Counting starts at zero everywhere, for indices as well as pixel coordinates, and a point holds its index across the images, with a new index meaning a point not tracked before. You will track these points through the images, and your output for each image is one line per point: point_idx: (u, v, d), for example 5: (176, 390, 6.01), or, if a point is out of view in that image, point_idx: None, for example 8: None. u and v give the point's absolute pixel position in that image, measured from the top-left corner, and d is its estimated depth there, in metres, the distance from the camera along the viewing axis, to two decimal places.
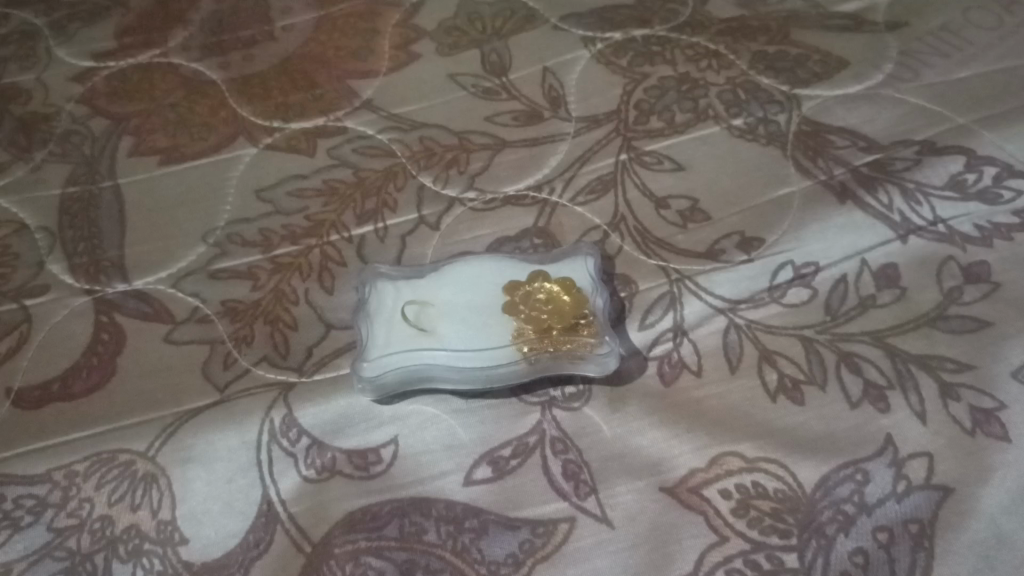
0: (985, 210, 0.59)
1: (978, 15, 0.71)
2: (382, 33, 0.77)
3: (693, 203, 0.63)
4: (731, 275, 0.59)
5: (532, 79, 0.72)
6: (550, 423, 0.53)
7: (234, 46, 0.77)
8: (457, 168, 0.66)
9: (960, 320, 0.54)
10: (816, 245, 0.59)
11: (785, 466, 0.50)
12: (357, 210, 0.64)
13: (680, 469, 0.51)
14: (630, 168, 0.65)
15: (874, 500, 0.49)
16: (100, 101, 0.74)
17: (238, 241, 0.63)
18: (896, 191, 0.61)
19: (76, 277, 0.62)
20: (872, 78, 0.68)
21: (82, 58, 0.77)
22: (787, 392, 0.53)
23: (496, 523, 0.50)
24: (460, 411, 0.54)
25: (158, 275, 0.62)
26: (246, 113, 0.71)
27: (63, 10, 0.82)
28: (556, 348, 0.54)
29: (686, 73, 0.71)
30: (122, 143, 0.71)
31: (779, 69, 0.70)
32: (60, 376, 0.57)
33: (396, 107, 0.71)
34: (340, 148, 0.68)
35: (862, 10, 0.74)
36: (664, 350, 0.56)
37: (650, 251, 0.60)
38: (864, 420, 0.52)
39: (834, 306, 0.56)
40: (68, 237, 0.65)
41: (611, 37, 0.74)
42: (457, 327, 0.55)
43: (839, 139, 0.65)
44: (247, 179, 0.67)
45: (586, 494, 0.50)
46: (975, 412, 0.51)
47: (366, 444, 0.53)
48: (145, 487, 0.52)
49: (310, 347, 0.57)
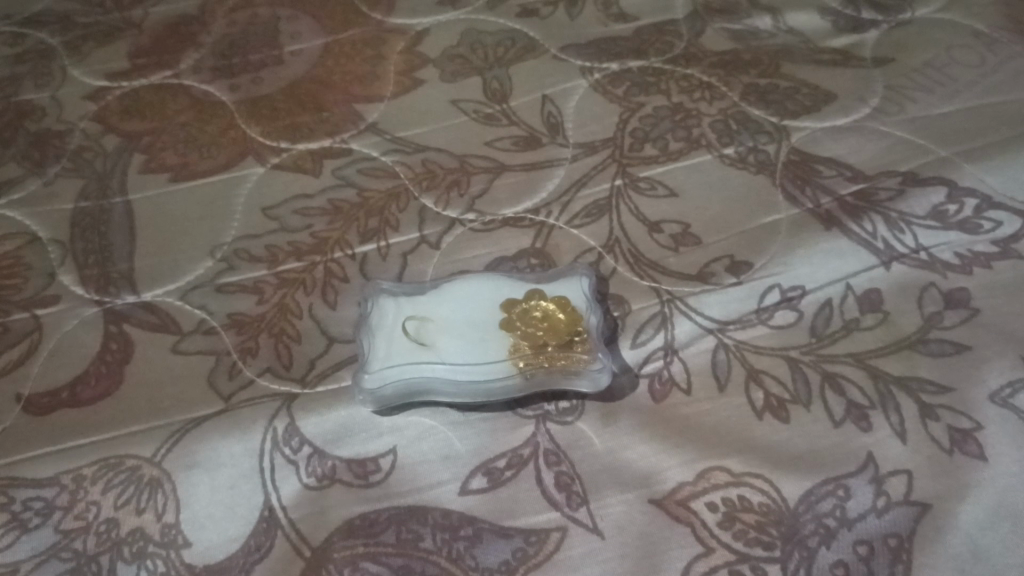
0: (965, 239, 0.62)
1: (962, 52, 0.74)
2: (388, 59, 0.80)
3: (685, 227, 0.65)
4: (720, 297, 0.61)
5: (532, 106, 0.75)
6: (544, 436, 0.55)
7: (245, 68, 0.79)
8: (458, 191, 0.69)
9: (940, 344, 0.57)
10: (803, 270, 0.61)
11: (770, 481, 0.52)
12: (360, 229, 0.66)
13: (669, 483, 0.53)
14: (625, 193, 0.67)
15: (855, 515, 0.51)
16: (112, 119, 0.76)
17: (244, 256, 0.66)
18: (880, 220, 0.63)
19: (86, 288, 0.64)
20: (859, 112, 0.71)
21: (96, 78, 0.79)
22: (773, 410, 0.55)
23: (491, 532, 0.52)
24: (457, 423, 0.56)
25: (166, 287, 0.64)
26: (254, 133, 0.74)
27: (77, 30, 0.84)
28: (550, 364, 0.56)
29: (680, 103, 0.73)
30: (133, 160, 0.73)
31: (770, 101, 0.72)
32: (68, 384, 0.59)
33: (400, 130, 0.74)
34: (344, 169, 0.71)
35: (850, 45, 0.77)
36: (654, 368, 0.58)
37: (643, 273, 0.63)
38: (846, 439, 0.54)
39: (819, 328, 0.58)
40: (79, 249, 0.67)
41: (609, 67, 0.77)
42: (456, 342, 0.57)
43: (826, 169, 0.67)
44: (254, 197, 0.69)
45: (577, 505, 0.52)
46: (953, 432, 0.53)
47: (365, 454, 0.55)
48: (151, 491, 0.54)
49: (312, 359, 0.59)
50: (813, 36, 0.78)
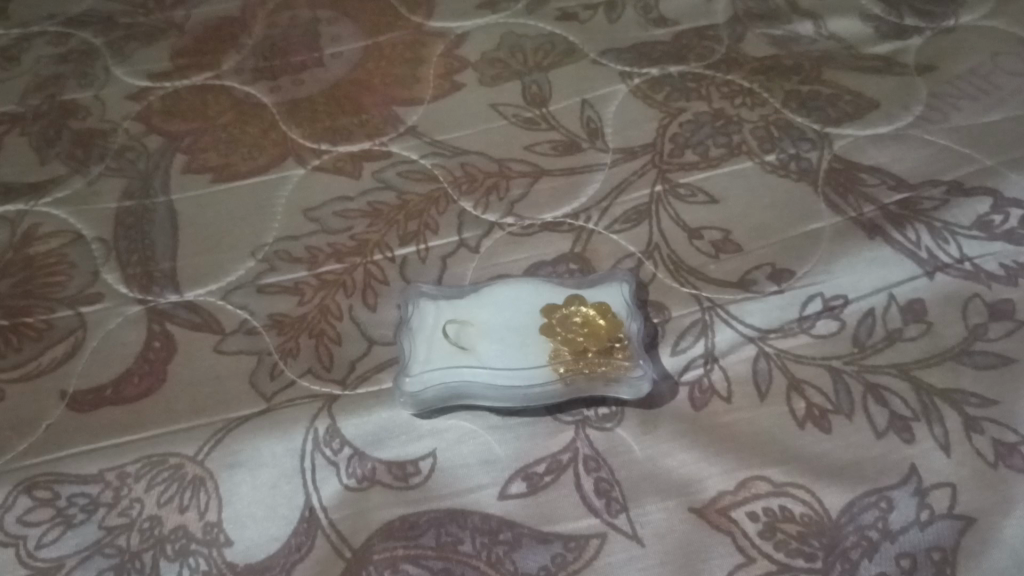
0: (1011, 250, 0.61)
1: (1007, 60, 0.73)
2: (427, 62, 0.80)
3: (726, 234, 0.65)
4: (761, 305, 0.60)
5: (571, 110, 0.74)
6: (583, 442, 0.55)
7: (286, 70, 0.80)
8: (497, 195, 0.69)
9: (984, 356, 0.56)
10: (845, 278, 0.61)
11: (812, 491, 0.52)
12: (400, 232, 0.67)
13: (708, 491, 0.53)
14: (665, 199, 0.67)
15: (898, 527, 0.50)
16: (155, 120, 0.77)
17: (285, 257, 0.66)
18: (924, 229, 0.63)
19: (130, 287, 0.65)
20: (902, 119, 0.70)
21: (139, 78, 0.80)
22: (815, 420, 0.55)
23: (530, 537, 0.52)
24: (497, 428, 0.56)
25: (208, 287, 0.65)
26: (295, 135, 0.74)
27: (120, 31, 0.85)
28: (590, 370, 0.56)
29: (720, 109, 0.73)
30: (175, 161, 0.74)
31: (812, 108, 0.72)
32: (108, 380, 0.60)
33: (439, 133, 0.74)
34: (384, 172, 0.71)
35: (893, 52, 0.76)
36: (695, 375, 0.58)
37: (683, 279, 0.62)
38: (889, 450, 0.53)
39: (861, 338, 0.58)
40: (122, 248, 0.67)
41: (649, 73, 0.76)
42: (496, 346, 0.58)
43: (869, 177, 0.66)
44: (295, 198, 0.70)
45: (617, 512, 0.52)
46: (998, 445, 0.53)
47: (404, 457, 0.55)
48: (193, 489, 0.55)
49: (353, 360, 0.60)
50: (855, 42, 0.78)
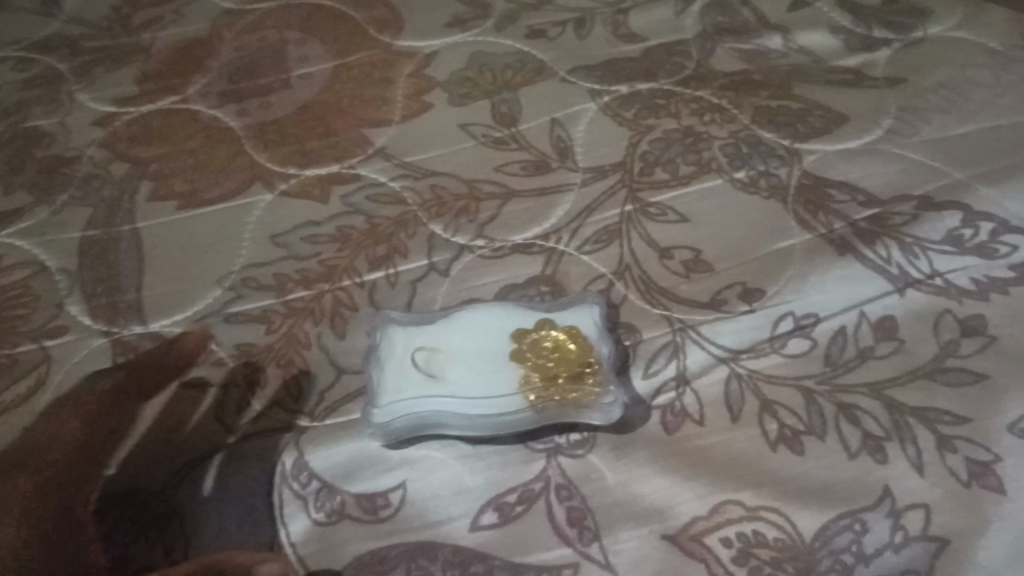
0: (982, 264, 0.61)
1: (976, 71, 0.73)
2: (396, 82, 0.79)
3: (697, 253, 0.64)
4: (732, 325, 0.60)
5: (541, 130, 0.74)
6: (555, 470, 0.54)
7: (253, 93, 0.79)
8: (467, 217, 0.68)
9: (956, 373, 0.56)
10: (817, 296, 0.61)
11: (785, 515, 0.51)
12: (369, 257, 0.66)
13: (682, 517, 0.52)
14: (636, 219, 0.67)
15: (872, 550, 0.50)
16: (121, 146, 0.76)
17: (252, 285, 0.65)
18: (895, 245, 0.63)
19: (95, 319, 0.64)
20: (872, 134, 0.70)
21: (104, 103, 0.79)
22: (787, 442, 0.54)
23: (502, 568, 0.51)
24: (467, 457, 0.55)
25: (174, 317, 0.64)
26: (262, 159, 0.74)
27: (85, 55, 0.84)
28: (562, 397, 0.55)
29: (690, 126, 0.72)
30: (142, 188, 0.73)
31: (782, 123, 0.72)
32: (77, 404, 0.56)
33: (408, 154, 0.73)
34: (353, 196, 0.70)
35: (862, 65, 0.76)
36: (667, 399, 0.57)
37: (654, 300, 0.62)
38: (862, 472, 0.53)
39: (833, 357, 0.58)
40: (87, 279, 0.66)
41: (618, 90, 0.76)
42: (466, 374, 0.57)
43: (839, 193, 0.66)
44: (262, 224, 0.69)
45: (589, 540, 0.52)
46: (971, 464, 0.52)
47: (374, 489, 0.55)
48: (159, 528, 0.54)
49: (321, 391, 0.59)
50: (825, 55, 0.78)
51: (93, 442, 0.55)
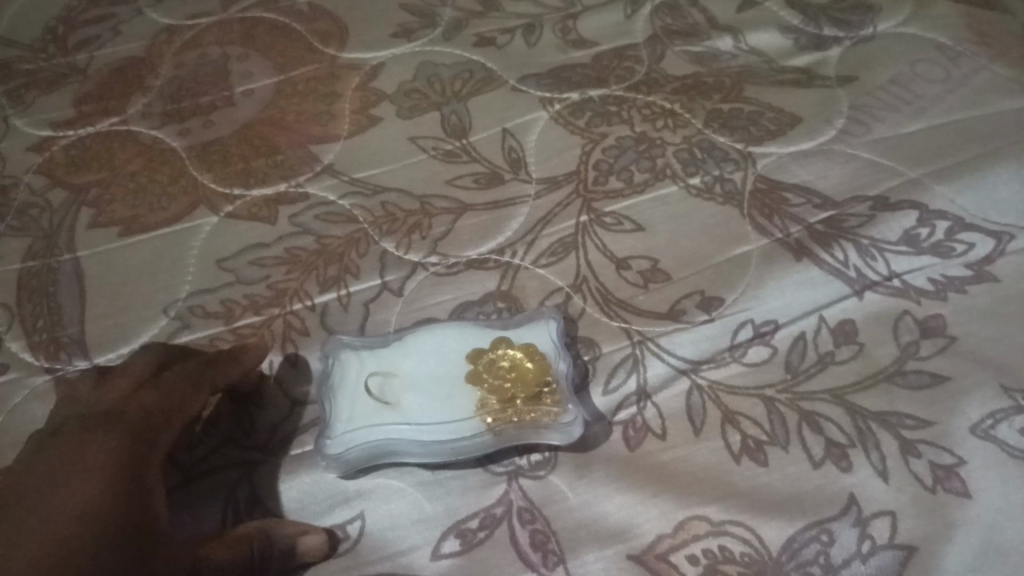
0: (938, 264, 0.61)
1: (926, 67, 0.73)
2: (343, 96, 0.77)
3: (654, 262, 0.63)
4: (691, 336, 0.59)
5: (493, 140, 0.73)
6: (517, 493, 0.53)
7: (195, 112, 0.77)
8: (419, 233, 0.67)
9: (917, 375, 0.55)
10: (775, 302, 0.60)
11: (751, 528, 0.50)
12: (319, 278, 0.64)
13: (647, 536, 0.51)
14: (591, 229, 0.66)
15: (840, 561, 0.49)
16: (58, 171, 0.73)
17: (199, 312, 0.63)
18: (851, 247, 0.62)
19: (36, 355, 0.62)
20: (825, 134, 0.69)
21: (40, 128, 0.77)
22: (750, 453, 0.54)
23: None
24: (426, 483, 0.54)
25: (118, 350, 0.62)
26: (206, 180, 0.71)
27: (20, 79, 0.81)
28: (520, 417, 0.54)
29: (643, 132, 0.71)
30: (81, 215, 0.70)
31: (734, 127, 0.71)
32: (128, 388, 0.53)
33: (357, 171, 0.72)
34: (301, 215, 0.68)
35: (813, 65, 0.76)
36: (628, 414, 0.56)
37: (611, 312, 0.61)
38: (827, 481, 0.52)
39: (794, 364, 0.57)
40: (27, 314, 0.64)
41: (569, 98, 0.75)
42: (421, 399, 0.56)
43: (794, 196, 0.66)
44: (208, 248, 0.67)
45: (554, 565, 0.50)
46: (935, 469, 0.51)
47: (331, 522, 0.53)
48: None
49: (275, 423, 0.57)
50: (775, 56, 0.77)
51: (174, 413, 0.53)
